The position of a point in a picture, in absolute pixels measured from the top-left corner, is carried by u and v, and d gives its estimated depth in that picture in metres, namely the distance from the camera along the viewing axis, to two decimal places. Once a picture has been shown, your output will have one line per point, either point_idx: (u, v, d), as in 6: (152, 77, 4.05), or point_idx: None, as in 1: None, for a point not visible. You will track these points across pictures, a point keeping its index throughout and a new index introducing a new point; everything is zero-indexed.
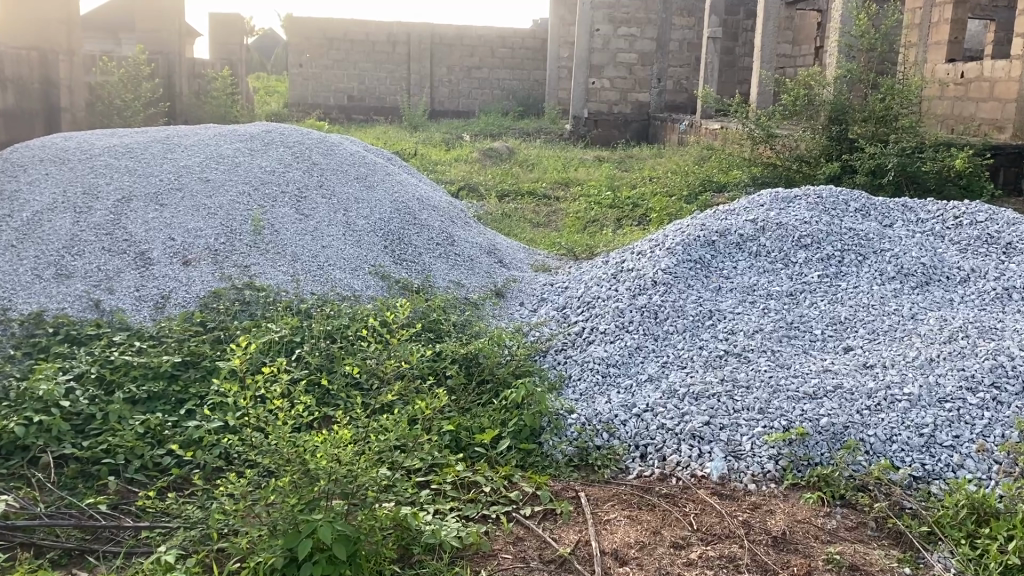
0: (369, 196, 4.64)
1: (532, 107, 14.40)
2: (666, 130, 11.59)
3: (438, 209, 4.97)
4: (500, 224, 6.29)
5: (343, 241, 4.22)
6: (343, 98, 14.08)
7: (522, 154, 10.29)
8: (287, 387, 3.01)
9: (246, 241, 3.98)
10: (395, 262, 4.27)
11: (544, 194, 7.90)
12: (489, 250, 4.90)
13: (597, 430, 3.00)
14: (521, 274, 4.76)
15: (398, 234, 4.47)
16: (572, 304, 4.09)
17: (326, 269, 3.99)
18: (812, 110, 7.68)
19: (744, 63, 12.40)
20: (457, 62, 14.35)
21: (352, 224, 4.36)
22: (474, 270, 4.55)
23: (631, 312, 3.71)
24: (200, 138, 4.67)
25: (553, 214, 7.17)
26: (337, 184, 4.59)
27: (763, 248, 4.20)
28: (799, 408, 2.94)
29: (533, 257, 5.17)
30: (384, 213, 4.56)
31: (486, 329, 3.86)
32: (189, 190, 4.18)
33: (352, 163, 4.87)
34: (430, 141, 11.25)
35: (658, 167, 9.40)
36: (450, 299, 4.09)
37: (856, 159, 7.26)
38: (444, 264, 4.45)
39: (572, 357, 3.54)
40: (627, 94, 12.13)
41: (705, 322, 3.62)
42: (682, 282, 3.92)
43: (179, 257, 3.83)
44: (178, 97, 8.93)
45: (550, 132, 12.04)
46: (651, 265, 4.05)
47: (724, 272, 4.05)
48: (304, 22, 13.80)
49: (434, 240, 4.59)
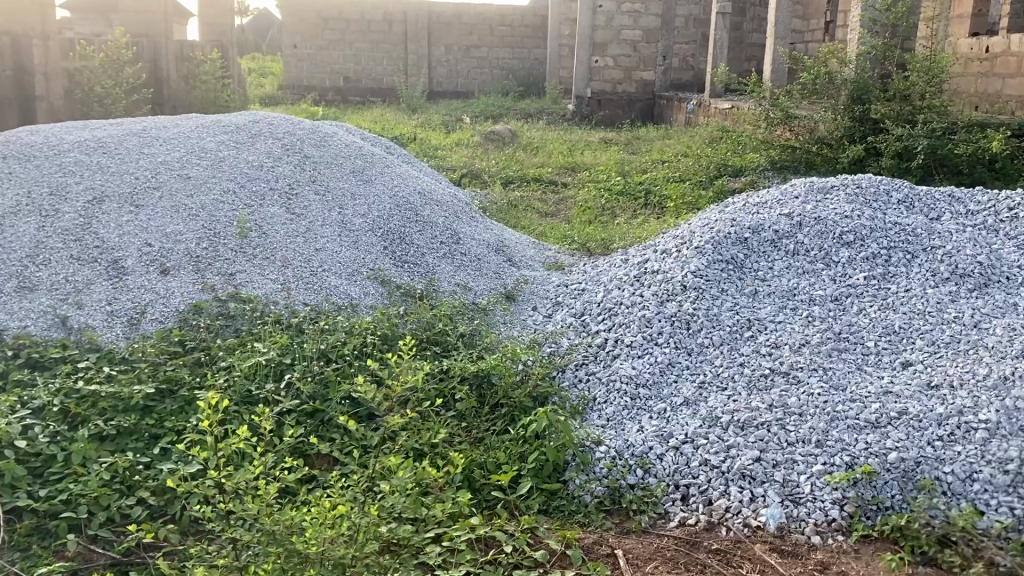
0: (367, 191, 4.24)
1: (532, 87, 13.95)
2: (673, 110, 11.14)
3: (441, 203, 4.58)
4: (506, 215, 5.90)
5: (337, 243, 3.83)
6: (338, 79, 13.63)
7: (525, 137, 9.86)
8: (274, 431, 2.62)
9: (231, 245, 3.59)
10: (394, 265, 3.90)
11: (551, 180, 7.51)
12: (498, 247, 4.52)
13: (630, 465, 2.63)
14: (533, 274, 4.38)
15: (399, 232, 4.09)
16: (592, 310, 3.71)
17: (320, 275, 3.62)
18: (832, 89, 7.30)
19: (752, 39, 11.93)
20: (455, 40, 13.87)
21: (347, 222, 3.97)
22: (482, 272, 4.17)
23: (661, 321, 3.33)
24: (179, 127, 4.23)
25: (561, 203, 6.78)
26: (332, 178, 4.19)
27: (802, 246, 3.82)
28: (862, 441, 2.57)
29: (544, 253, 4.79)
30: (383, 210, 4.16)
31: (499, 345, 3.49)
32: (167, 189, 3.75)
33: (347, 154, 4.46)
34: (429, 124, 10.84)
35: (668, 149, 8.98)
36: (456, 307, 3.72)
37: (880, 141, 6.85)
38: (449, 265, 4.09)
39: (595, 375, 3.17)
40: (631, 72, 11.65)
41: (744, 333, 3.24)
42: (715, 286, 3.53)
43: (156, 265, 3.44)
44: (164, 83, 8.51)
45: (552, 112, 11.60)
46: (679, 267, 3.67)
47: (760, 274, 3.67)
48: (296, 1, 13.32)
49: (437, 239, 4.22)
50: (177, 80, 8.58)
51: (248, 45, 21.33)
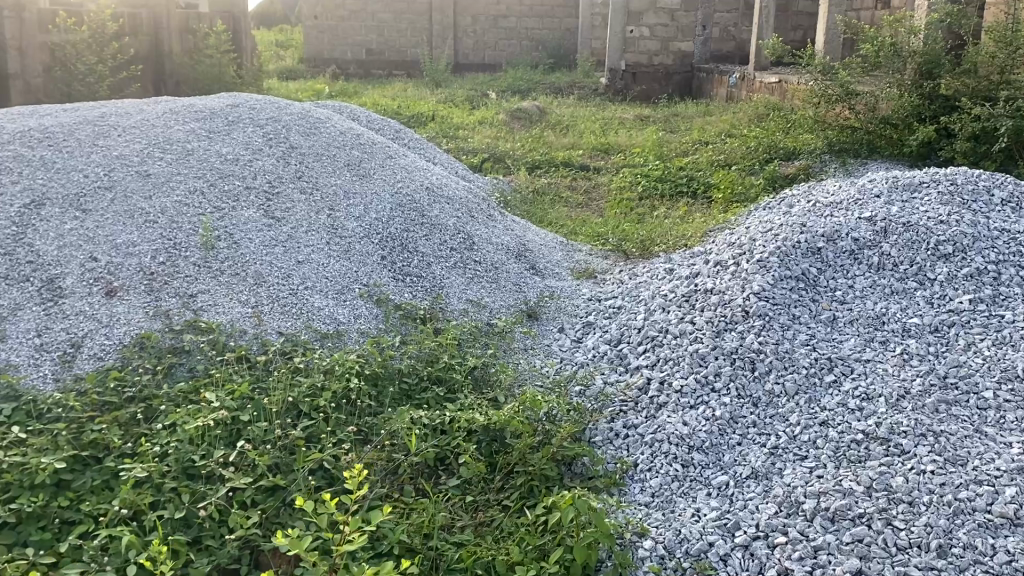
0: (364, 187, 3.61)
1: (564, 59, 13.18)
2: (712, 84, 10.31)
3: (453, 200, 3.94)
4: (530, 208, 5.23)
5: (324, 252, 3.21)
6: (361, 52, 12.97)
7: (554, 114, 9.16)
8: (213, 536, 2.02)
9: (194, 259, 2.98)
10: (392, 278, 3.27)
11: (581, 165, 6.83)
12: (519, 252, 3.88)
13: (683, 571, 2.00)
14: (560, 284, 3.74)
15: (400, 238, 3.45)
16: (630, 336, 3.06)
17: (300, 294, 3.01)
18: (898, 62, 6.47)
19: (798, 6, 11.04)
20: (482, 10, 13.05)
21: (337, 226, 3.34)
22: (498, 285, 3.54)
23: (719, 360, 2.68)
24: (145, 113, 3.60)
25: (593, 191, 6.12)
26: (323, 174, 3.55)
27: (888, 258, 3.13)
28: (1000, 550, 1.92)
29: (572, 256, 4.16)
30: (382, 209, 3.53)
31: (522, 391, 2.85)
32: (122, 189, 3.14)
33: (343, 143, 3.82)
34: (453, 100, 10.16)
35: (709, 128, 8.22)
36: (465, 331, 3.09)
37: (953, 120, 6.05)
38: (459, 278, 3.45)
39: (636, 431, 2.53)
40: (669, 42, 10.73)
41: (825, 378, 2.58)
42: (784, 312, 2.87)
43: (101, 285, 2.83)
44: (165, 56, 7.94)
45: (583, 86, 10.85)
46: (739, 287, 2.99)
47: (838, 294, 3.00)
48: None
49: (446, 245, 3.58)
50: (180, 55, 7.99)
51: (273, 19, 20.77)
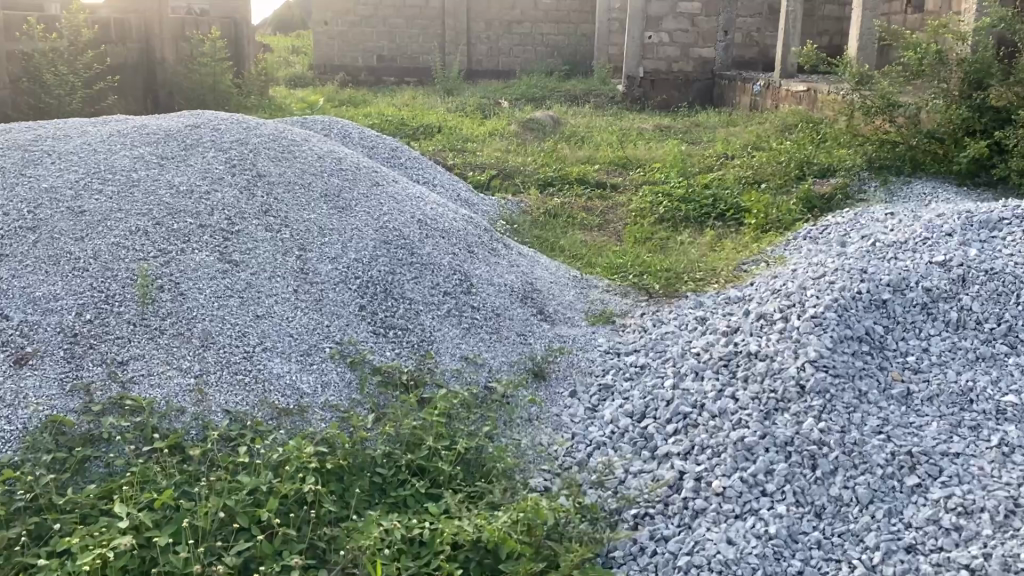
0: (343, 222, 3.07)
1: (579, 66, 12.63)
2: (735, 91, 9.70)
3: (449, 233, 3.40)
4: (541, 232, 4.71)
5: (289, 304, 2.68)
6: (370, 58, 12.46)
7: (569, 124, 8.62)
8: None
9: (128, 316, 2.45)
10: (371, 333, 2.73)
11: (598, 181, 6.29)
12: (524, 293, 3.33)
13: None
14: (572, 332, 3.19)
15: (384, 281, 2.92)
16: (657, 411, 2.51)
17: (256, 358, 2.48)
18: (944, 71, 5.89)
19: (824, 11, 10.46)
20: (495, 15, 12.52)
21: (306, 270, 2.81)
22: (498, 336, 2.99)
23: (770, 453, 2.15)
24: (87, 138, 3.14)
25: (611, 213, 5.57)
26: (294, 206, 3.02)
27: (970, 315, 2.59)
28: None
29: (586, 297, 3.61)
30: (362, 247, 3.00)
31: (526, 483, 2.32)
32: (48, 229, 2.66)
33: (319, 169, 3.30)
34: (462, 109, 9.64)
35: (734, 139, 7.64)
36: (458, 401, 2.55)
37: (1008, 136, 5.43)
38: (453, 329, 2.91)
39: (666, 546, 1.99)
40: (689, 48, 10.17)
41: (906, 481, 2.06)
42: (848, 387, 2.33)
43: (11, 351, 2.33)
44: (158, 65, 7.33)
45: (599, 94, 10.29)
46: (791, 353, 2.45)
47: (911, 361, 2.46)
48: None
49: (439, 288, 3.04)
50: (175, 64, 7.41)
51: (289, 23, 20.35)
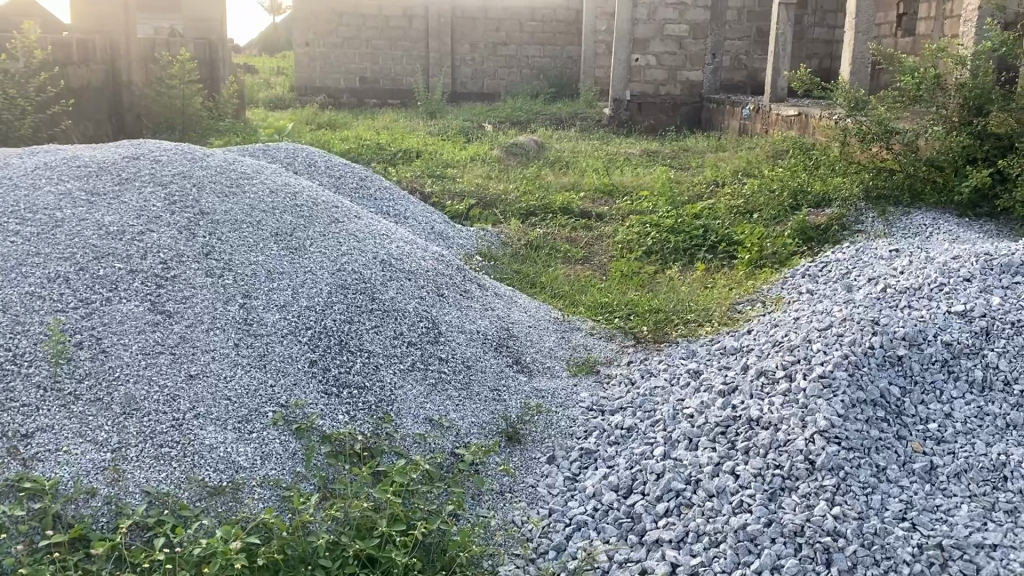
0: (295, 265, 2.76)
1: (566, 89, 12.39)
2: (724, 115, 9.45)
3: (416, 274, 3.08)
4: (522, 267, 4.40)
5: (227, 360, 2.37)
6: (354, 80, 12.20)
7: (554, 149, 8.36)
8: None
9: (38, 379, 2.15)
10: (322, 393, 2.42)
11: (583, 211, 6.00)
12: (499, 341, 3.01)
13: None
14: (552, 385, 2.88)
15: (339, 332, 2.60)
16: (645, 485, 2.20)
17: (186, 427, 2.16)
18: (941, 96, 5.55)
19: (814, 34, 10.27)
20: (480, 37, 12.31)
21: (250, 321, 2.50)
22: (469, 393, 2.67)
23: (777, 545, 1.85)
24: (11, 172, 2.86)
25: (596, 245, 5.28)
26: (240, 248, 2.72)
27: (997, 374, 2.31)
28: None
29: (568, 343, 3.29)
30: (316, 292, 2.68)
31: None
32: None
33: (271, 205, 2.99)
34: (444, 132, 9.37)
35: (724, 165, 7.38)
36: (418, 474, 2.23)
37: (1011, 163, 5.09)
38: (416, 386, 2.59)
39: None
40: (676, 71, 9.90)
41: None
42: (863, 463, 2.04)
43: None
44: (125, 86, 7.03)
45: (585, 118, 10.05)
46: (797, 422, 2.17)
47: (933, 429, 2.17)
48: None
49: (402, 338, 2.72)
50: (142, 86, 7.16)
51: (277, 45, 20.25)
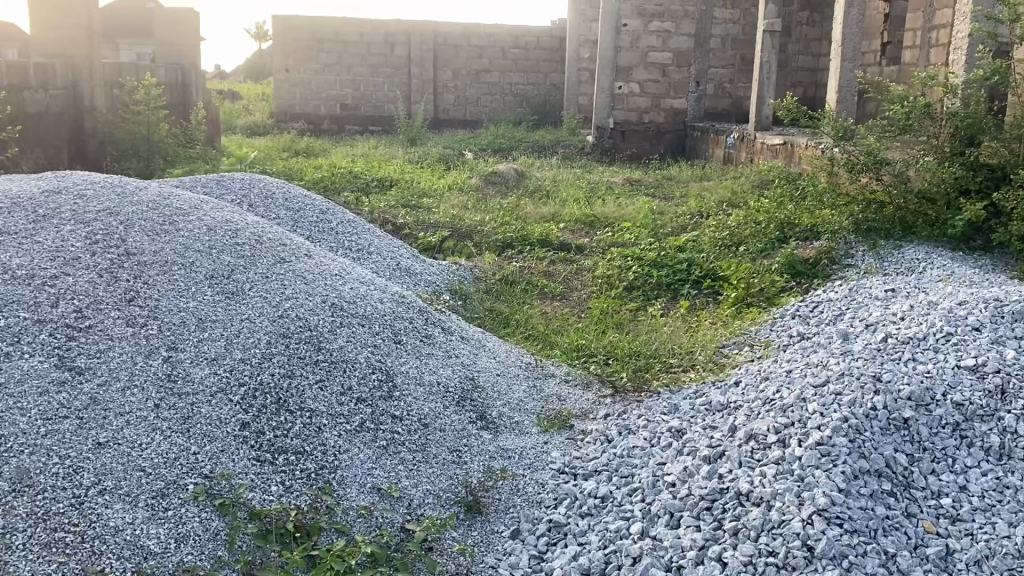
0: (230, 313, 2.48)
1: (549, 116, 12.19)
2: (708, 144, 9.24)
3: (371, 319, 2.78)
4: (497, 304, 4.13)
5: (144, 424, 2.09)
6: (335, 107, 11.93)
7: (534, 178, 8.13)
8: None
9: None
10: (253, 461, 2.12)
11: (563, 242, 5.73)
12: (462, 392, 2.70)
13: None
14: (520, 441, 2.57)
15: (277, 388, 2.31)
16: (619, 570, 1.89)
17: (86, 507, 1.87)
18: (932, 126, 5.26)
19: (798, 62, 10.13)
20: (463, 65, 12.11)
21: (175, 377, 2.22)
22: (424, 456, 2.36)
23: None
24: None
25: (574, 280, 5.01)
26: (170, 295, 2.45)
27: (1016, 440, 2.05)
28: None
29: (540, 390, 2.98)
30: (254, 343, 2.40)
31: None
32: None
33: (209, 246, 2.73)
34: (422, 160, 9.13)
35: (708, 195, 7.15)
36: (360, 557, 1.93)
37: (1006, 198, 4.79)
38: (364, 450, 2.29)
39: None
40: (660, 99, 9.70)
41: None
42: (870, 547, 1.77)
43: None
44: (87, 113, 6.66)
45: (568, 145, 9.84)
46: (793, 499, 1.90)
47: (947, 506, 1.90)
48: (292, 18, 11.64)
49: (350, 393, 2.42)
50: (106, 114, 6.80)
51: (262, 73, 20.07)
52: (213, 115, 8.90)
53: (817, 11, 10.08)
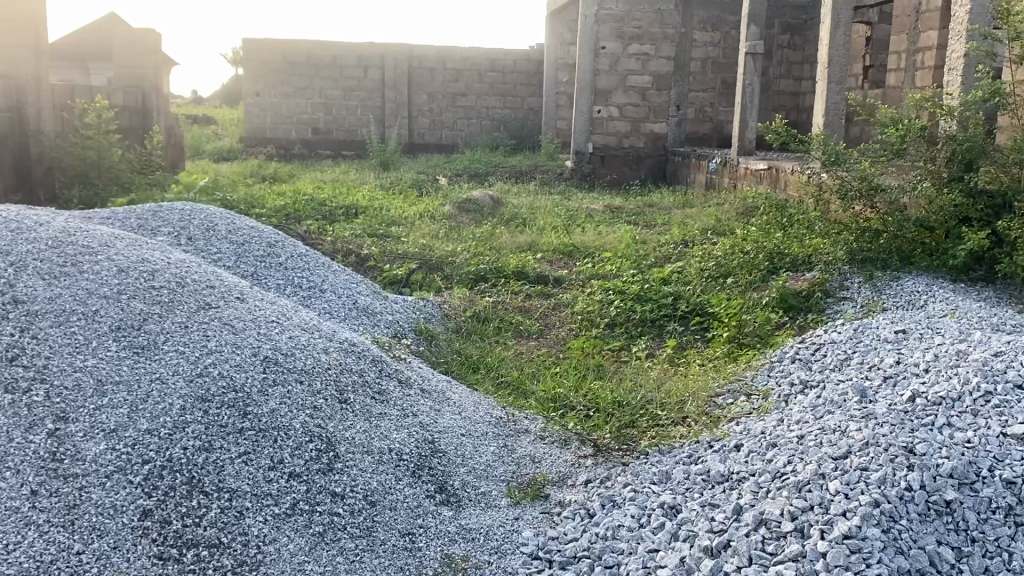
0: (134, 372, 2.10)
1: (527, 141, 11.88)
2: (690, 169, 8.93)
3: (313, 373, 2.39)
4: (466, 345, 3.75)
5: (15, 518, 1.72)
6: (306, 132, 11.56)
7: (509, 205, 7.77)
8: None
9: None
10: (154, 560, 1.73)
11: (540, 274, 5.36)
12: (420, 461, 2.29)
13: None
14: (487, 518, 2.16)
15: (190, 465, 1.91)
16: None
17: None
18: (929, 151, 4.89)
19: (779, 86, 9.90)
20: (438, 88, 11.80)
21: (60, 456, 1.85)
22: (370, 544, 1.95)
23: None
24: None
25: (552, 316, 4.64)
26: (62, 355, 2.10)
27: None
28: None
29: (512, 451, 2.57)
30: (164, 410, 2.01)
31: None
32: None
33: (118, 293, 2.38)
34: (394, 186, 8.76)
35: (691, 223, 6.82)
36: None
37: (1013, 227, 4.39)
38: (295, 539, 1.88)
39: None
40: (639, 124, 9.36)
41: None
42: None
43: None
44: (33, 135, 6.25)
45: (546, 171, 9.51)
46: None
47: None
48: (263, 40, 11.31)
49: (281, 468, 2.02)
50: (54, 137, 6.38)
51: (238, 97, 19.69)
52: (175, 140, 8.53)
53: (798, 34, 9.85)
